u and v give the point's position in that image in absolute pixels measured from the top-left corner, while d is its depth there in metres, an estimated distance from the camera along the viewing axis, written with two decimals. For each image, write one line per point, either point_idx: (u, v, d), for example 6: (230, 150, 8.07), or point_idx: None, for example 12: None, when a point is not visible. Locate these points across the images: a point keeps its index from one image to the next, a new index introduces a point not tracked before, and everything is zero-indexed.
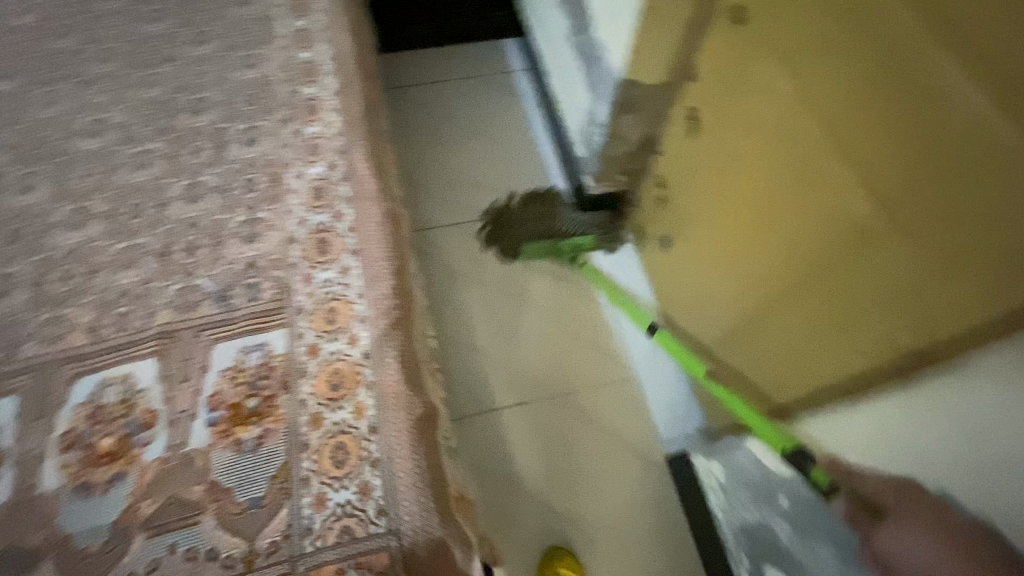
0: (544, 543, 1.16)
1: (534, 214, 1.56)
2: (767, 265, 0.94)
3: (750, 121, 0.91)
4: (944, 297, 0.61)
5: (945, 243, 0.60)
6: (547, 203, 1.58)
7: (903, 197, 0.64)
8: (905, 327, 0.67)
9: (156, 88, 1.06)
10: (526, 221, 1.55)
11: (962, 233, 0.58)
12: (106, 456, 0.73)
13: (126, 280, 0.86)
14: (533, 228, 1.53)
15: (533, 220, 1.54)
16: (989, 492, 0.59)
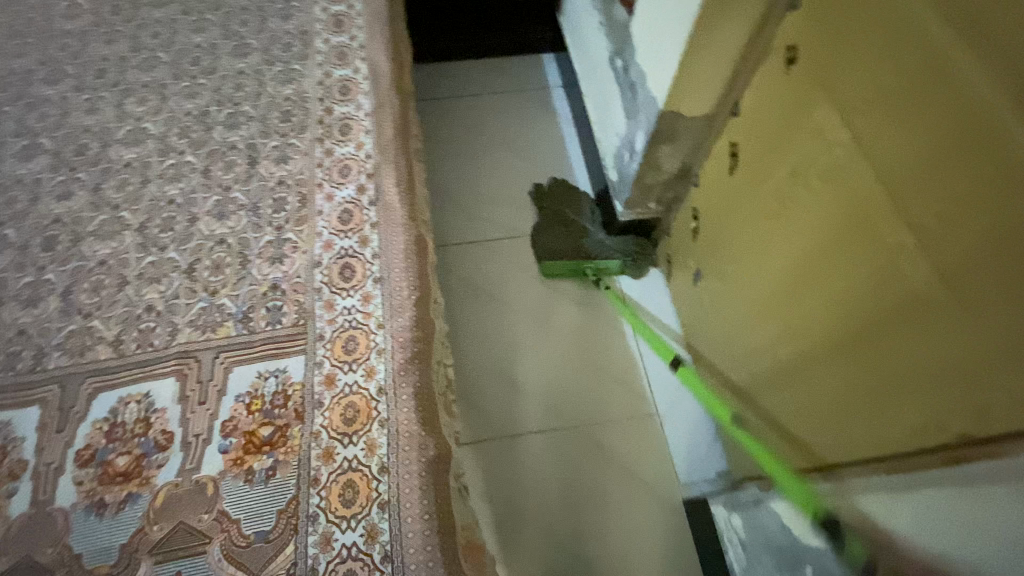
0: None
1: (560, 235, 1.52)
2: (808, 317, 0.89)
3: (797, 166, 0.87)
4: (1004, 384, 0.56)
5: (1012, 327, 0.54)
6: (579, 217, 1.54)
7: (967, 268, 0.59)
8: (957, 409, 0.62)
9: (195, 99, 1.07)
10: (555, 236, 1.52)
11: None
12: (120, 475, 0.73)
13: (152, 295, 0.86)
14: (561, 244, 1.51)
15: (561, 236, 1.52)
16: None
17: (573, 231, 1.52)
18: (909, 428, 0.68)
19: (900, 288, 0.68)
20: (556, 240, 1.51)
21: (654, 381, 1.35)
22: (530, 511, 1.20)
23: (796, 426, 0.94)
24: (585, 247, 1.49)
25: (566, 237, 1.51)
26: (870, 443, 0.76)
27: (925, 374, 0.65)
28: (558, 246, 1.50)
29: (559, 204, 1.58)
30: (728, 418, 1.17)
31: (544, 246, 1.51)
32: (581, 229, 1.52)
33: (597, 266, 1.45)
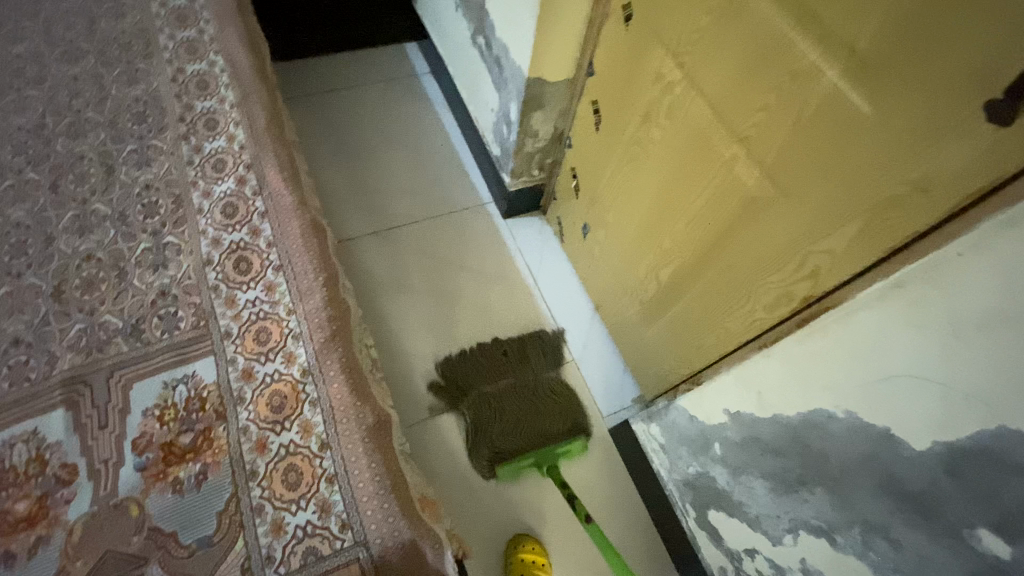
0: (504, 532, 1.19)
1: (499, 418, 1.29)
2: (677, 240, 1.02)
3: (645, 109, 0.99)
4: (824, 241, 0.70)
5: (826, 194, 0.68)
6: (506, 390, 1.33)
7: (785, 161, 0.73)
8: (796, 275, 0.76)
9: (22, 112, 0.95)
10: (490, 424, 1.28)
11: (840, 184, 0.66)
12: (19, 523, 0.65)
13: (15, 327, 0.77)
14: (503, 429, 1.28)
15: (500, 424, 1.29)
16: (950, 410, 0.55)
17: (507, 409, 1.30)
18: (766, 304, 0.82)
19: (741, 190, 0.81)
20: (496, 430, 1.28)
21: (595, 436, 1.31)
22: (474, 478, 1.23)
23: (683, 337, 1.08)
24: (530, 431, 1.29)
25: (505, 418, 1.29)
26: (739, 327, 0.90)
27: (770, 256, 0.79)
28: (503, 442, 1.26)
29: (475, 383, 1.34)
30: (633, 348, 1.30)
31: (484, 448, 1.26)
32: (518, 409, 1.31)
33: (555, 453, 1.24)
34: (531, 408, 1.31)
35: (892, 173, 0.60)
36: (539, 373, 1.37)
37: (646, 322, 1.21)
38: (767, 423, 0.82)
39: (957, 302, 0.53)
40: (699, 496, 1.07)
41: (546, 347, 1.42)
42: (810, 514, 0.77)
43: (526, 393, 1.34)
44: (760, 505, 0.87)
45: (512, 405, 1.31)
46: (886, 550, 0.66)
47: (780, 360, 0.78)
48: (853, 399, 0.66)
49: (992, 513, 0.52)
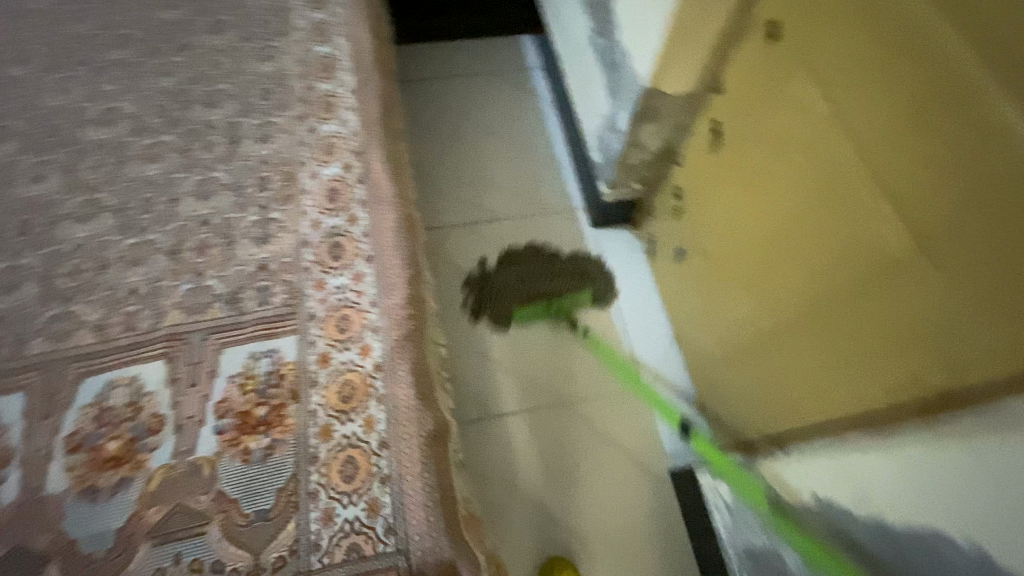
0: (545, 555, 1.16)
1: (518, 274, 1.44)
2: (786, 287, 0.92)
3: (777, 137, 0.89)
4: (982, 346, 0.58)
5: (1002, 291, 0.56)
6: (523, 259, 1.47)
7: (953, 238, 0.60)
8: (935, 373, 0.64)
9: (169, 78, 1.04)
10: (508, 286, 1.43)
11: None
12: (111, 460, 0.71)
13: (135, 278, 0.84)
14: (521, 283, 1.42)
15: (514, 283, 1.43)
16: None
17: (526, 266, 1.46)
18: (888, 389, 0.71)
19: (883, 258, 0.70)
20: (511, 288, 1.42)
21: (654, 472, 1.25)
22: (522, 495, 1.22)
23: (773, 393, 0.98)
24: (544, 288, 1.41)
25: (522, 273, 1.44)
26: (848, 406, 0.79)
27: (908, 340, 0.67)
28: (521, 294, 1.40)
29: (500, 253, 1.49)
30: (711, 389, 1.22)
31: (502, 303, 1.41)
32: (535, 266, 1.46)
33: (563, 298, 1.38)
34: (546, 268, 1.45)
35: None
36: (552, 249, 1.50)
37: (733, 366, 1.12)
38: (864, 525, 0.78)
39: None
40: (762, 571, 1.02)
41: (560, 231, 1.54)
42: None
43: (544, 259, 1.47)
44: None
45: (530, 264, 1.46)
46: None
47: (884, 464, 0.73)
48: (977, 531, 0.60)
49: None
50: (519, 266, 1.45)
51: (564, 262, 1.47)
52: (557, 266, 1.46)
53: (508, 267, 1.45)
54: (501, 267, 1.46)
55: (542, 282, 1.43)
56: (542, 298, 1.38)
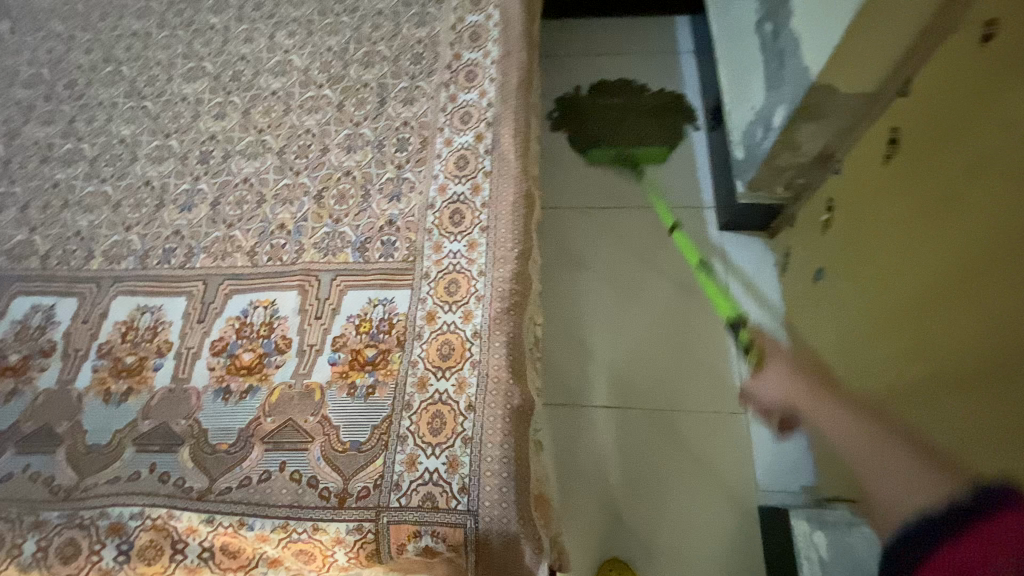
0: (607, 554, 1.14)
1: (603, 117, 1.63)
2: (935, 335, 0.76)
3: (964, 156, 0.74)
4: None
5: None
6: (614, 105, 1.64)
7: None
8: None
9: (336, 36, 1.13)
10: (593, 125, 1.62)
11: None
12: (244, 368, 0.82)
13: (284, 215, 0.95)
14: (604, 128, 1.61)
15: (599, 125, 1.62)
16: None
17: (614, 112, 1.63)
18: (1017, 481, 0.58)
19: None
20: (595, 128, 1.62)
21: (741, 504, 1.17)
22: (593, 492, 1.20)
23: None
24: (622, 137, 1.59)
25: (609, 118, 1.62)
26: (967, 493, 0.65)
27: None
28: (602, 136, 1.60)
29: (593, 96, 1.67)
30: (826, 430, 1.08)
31: (585, 137, 1.60)
32: (622, 115, 1.62)
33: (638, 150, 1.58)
34: (633, 116, 1.62)
35: None
36: (642, 100, 1.64)
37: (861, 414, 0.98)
38: None
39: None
40: None
41: (654, 84, 1.67)
42: None
43: (633, 108, 1.63)
44: None
45: (619, 111, 1.63)
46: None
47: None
48: None
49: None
50: (610, 110, 1.64)
51: (651, 113, 1.62)
52: (643, 115, 1.62)
53: (596, 111, 1.64)
54: (591, 109, 1.64)
55: (623, 131, 1.60)
56: (618, 147, 1.58)
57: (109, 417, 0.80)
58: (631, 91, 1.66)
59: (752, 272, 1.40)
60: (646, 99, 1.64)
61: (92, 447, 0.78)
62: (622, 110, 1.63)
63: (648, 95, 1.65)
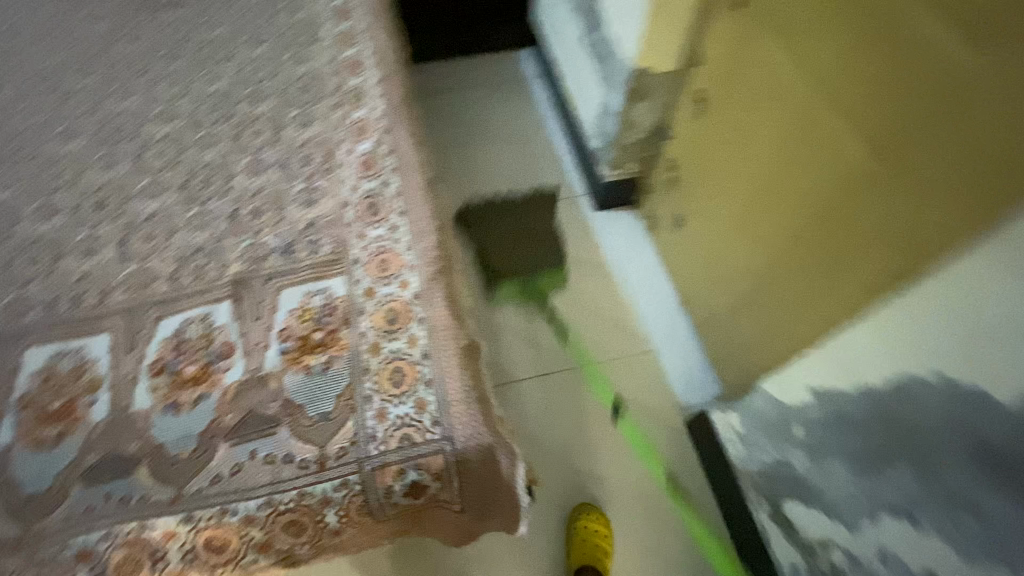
0: (578, 502, 1.24)
1: (505, 246, 1.56)
2: (774, 224, 1.01)
3: (754, 93, 1.01)
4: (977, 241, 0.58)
5: (930, 181, 0.64)
6: (508, 234, 1.60)
7: (946, 153, 0.62)
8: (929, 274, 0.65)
9: (218, 82, 1.20)
10: (495, 255, 1.54)
11: (947, 169, 0.62)
12: (191, 380, 0.82)
13: (201, 239, 0.97)
14: (506, 255, 1.55)
15: (500, 248, 1.56)
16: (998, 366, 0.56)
17: (512, 238, 1.59)
18: (870, 300, 0.75)
19: (877, 181, 0.72)
20: (495, 252, 1.55)
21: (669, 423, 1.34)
22: (550, 451, 1.30)
23: (767, 324, 1.08)
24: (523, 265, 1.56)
25: (509, 245, 1.57)
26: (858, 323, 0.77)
27: (863, 241, 0.76)
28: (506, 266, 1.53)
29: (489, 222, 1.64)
30: (718, 335, 1.31)
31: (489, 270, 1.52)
32: (521, 243, 1.59)
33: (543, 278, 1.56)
34: (532, 242, 1.60)
35: (990, 148, 0.56)
36: (534, 228, 1.64)
37: (736, 312, 1.21)
38: (851, 397, 0.79)
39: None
40: (775, 489, 1.04)
41: (541, 212, 1.70)
42: (890, 493, 0.74)
43: (528, 233, 1.62)
44: (842, 488, 0.83)
45: (517, 239, 1.60)
46: (983, 534, 0.61)
47: (936, 361, 0.64)
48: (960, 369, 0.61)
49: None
50: (507, 237, 1.59)
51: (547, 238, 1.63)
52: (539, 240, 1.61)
53: (494, 237, 1.59)
54: (489, 237, 1.59)
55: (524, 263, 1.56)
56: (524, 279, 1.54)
57: (44, 463, 0.76)
58: (523, 216, 1.67)
59: (635, 234, 1.64)
60: (538, 226, 1.65)
61: (33, 494, 0.73)
62: (519, 237, 1.61)
63: (539, 220, 1.67)
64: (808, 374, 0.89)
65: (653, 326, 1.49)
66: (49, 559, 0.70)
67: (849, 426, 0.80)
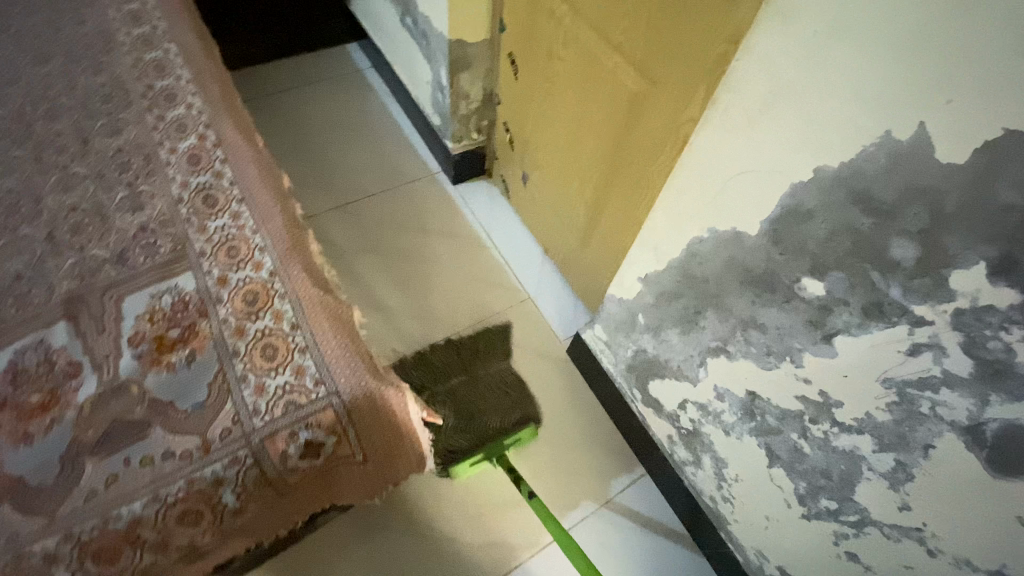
0: None
1: (456, 408, 1.34)
2: (590, 156, 1.20)
3: (550, 46, 1.17)
4: (704, 118, 0.74)
5: (682, 82, 0.84)
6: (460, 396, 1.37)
7: (684, 56, 0.82)
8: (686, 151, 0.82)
9: (0, 104, 1.08)
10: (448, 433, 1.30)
11: (688, 69, 0.82)
12: (37, 409, 0.76)
13: (16, 267, 0.89)
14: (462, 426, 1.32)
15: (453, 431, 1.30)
16: (779, 201, 0.68)
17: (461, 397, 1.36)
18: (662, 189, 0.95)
19: (653, 93, 0.92)
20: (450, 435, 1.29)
21: (554, 356, 1.49)
22: None
23: (608, 241, 1.27)
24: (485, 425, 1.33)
25: (459, 405, 1.35)
26: (651, 211, 0.93)
27: (656, 144, 0.96)
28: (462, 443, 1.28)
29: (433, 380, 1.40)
30: (577, 269, 1.47)
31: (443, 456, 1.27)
32: (474, 406, 1.35)
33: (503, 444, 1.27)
34: (482, 395, 1.38)
35: (704, 43, 0.76)
36: (485, 385, 1.40)
37: (583, 242, 1.38)
38: (667, 272, 0.95)
39: (823, 60, 0.57)
40: (641, 378, 1.20)
41: (488, 362, 1.46)
42: (710, 338, 0.92)
43: (473, 383, 1.40)
44: (681, 352, 1.01)
45: (465, 397, 1.37)
46: (772, 342, 0.79)
47: (735, 215, 0.75)
48: (750, 216, 0.73)
49: (850, 188, 0.59)
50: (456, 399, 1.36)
51: (490, 381, 1.41)
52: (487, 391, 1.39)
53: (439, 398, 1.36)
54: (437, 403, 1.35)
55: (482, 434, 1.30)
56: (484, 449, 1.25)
57: None
58: (466, 365, 1.43)
59: (490, 198, 1.75)
60: (485, 372, 1.43)
61: None
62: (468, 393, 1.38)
63: (485, 363, 1.45)
64: (633, 271, 1.04)
65: (524, 275, 1.61)
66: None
67: (671, 300, 0.97)
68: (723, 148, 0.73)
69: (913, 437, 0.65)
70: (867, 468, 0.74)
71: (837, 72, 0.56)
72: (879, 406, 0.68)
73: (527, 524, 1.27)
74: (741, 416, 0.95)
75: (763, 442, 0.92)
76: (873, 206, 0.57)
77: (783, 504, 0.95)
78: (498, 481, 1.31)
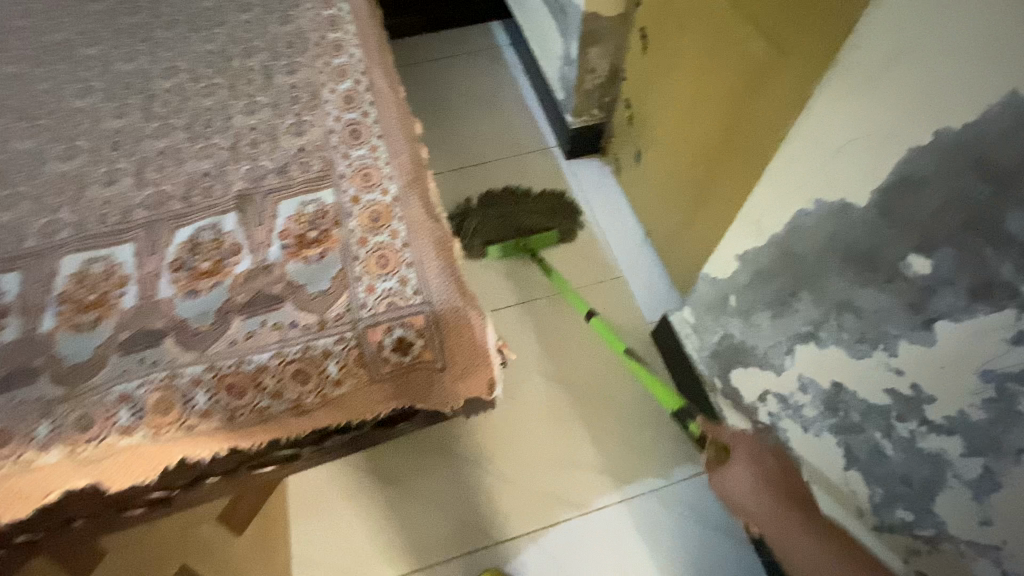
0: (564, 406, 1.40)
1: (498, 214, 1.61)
2: (706, 131, 1.19)
3: (683, 20, 1.18)
4: (824, 85, 0.73)
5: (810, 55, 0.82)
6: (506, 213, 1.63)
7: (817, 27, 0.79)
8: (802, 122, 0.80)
9: (213, 43, 1.33)
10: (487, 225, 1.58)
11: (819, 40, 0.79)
12: (204, 273, 0.95)
13: (207, 166, 1.11)
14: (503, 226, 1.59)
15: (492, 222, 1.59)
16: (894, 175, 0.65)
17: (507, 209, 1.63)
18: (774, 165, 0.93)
19: (779, 65, 0.90)
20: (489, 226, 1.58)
21: (637, 334, 1.50)
22: (530, 367, 1.46)
23: (712, 222, 1.25)
24: (523, 223, 1.61)
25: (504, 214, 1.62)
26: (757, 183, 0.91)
27: (774, 120, 0.94)
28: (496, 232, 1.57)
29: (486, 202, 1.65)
30: (676, 250, 1.46)
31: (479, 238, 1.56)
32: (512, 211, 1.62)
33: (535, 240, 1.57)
34: (524, 211, 1.63)
35: None
36: (529, 208, 1.64)
37: (686, 222, 1.37)
38: (765, 249, 0.93)
39: (959, 22, 0.55)
40: (722, 363, 1.18)
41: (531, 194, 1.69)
42: (801, 323, 0.89)
43: (519, 201, 1.66)
44: (768, 338, 0.98)
45: (511, 211, 1.63)
46: (863, 325, 0.76)
47: (846, 189, 0.73)
48: (861, 190, 0.70)
49: (971, 155, 0.56)
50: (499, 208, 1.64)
51: (535, 204, 1.66)
52: (528, 210, 1.64)
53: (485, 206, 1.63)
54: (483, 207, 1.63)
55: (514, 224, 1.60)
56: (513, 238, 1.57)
57: (83, 340, 0.89)
58: (517, 195, 1.68)
59: (601, 176, 1.79)
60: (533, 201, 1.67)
61: (76, 364, 0.87)
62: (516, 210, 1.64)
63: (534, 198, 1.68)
64: (730, 247, 1.03)
65: (620, 253, 1.64)
66: (94, 405, 0.84)
67: (764, 281, 0.95)
68: (840, 118, 0.71)
69: (1007, 441, 0.61)
70: (951, 474, 0.69)
71: (973, 36, 0.54)
72: (974, 404, 0.63)
73: (581, 483, 1.31)
74: (822, 411, 0.91)
75: (842, 441, 0.88)
76: (992, 173, 0.54)
77: (854, 511, 0.90)
78: (560, 439, 1.36)
